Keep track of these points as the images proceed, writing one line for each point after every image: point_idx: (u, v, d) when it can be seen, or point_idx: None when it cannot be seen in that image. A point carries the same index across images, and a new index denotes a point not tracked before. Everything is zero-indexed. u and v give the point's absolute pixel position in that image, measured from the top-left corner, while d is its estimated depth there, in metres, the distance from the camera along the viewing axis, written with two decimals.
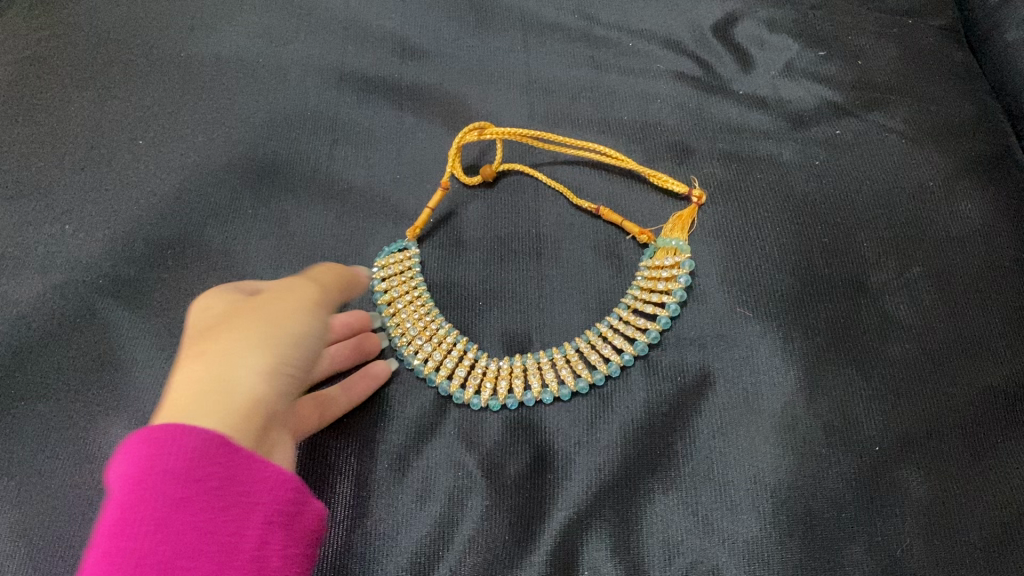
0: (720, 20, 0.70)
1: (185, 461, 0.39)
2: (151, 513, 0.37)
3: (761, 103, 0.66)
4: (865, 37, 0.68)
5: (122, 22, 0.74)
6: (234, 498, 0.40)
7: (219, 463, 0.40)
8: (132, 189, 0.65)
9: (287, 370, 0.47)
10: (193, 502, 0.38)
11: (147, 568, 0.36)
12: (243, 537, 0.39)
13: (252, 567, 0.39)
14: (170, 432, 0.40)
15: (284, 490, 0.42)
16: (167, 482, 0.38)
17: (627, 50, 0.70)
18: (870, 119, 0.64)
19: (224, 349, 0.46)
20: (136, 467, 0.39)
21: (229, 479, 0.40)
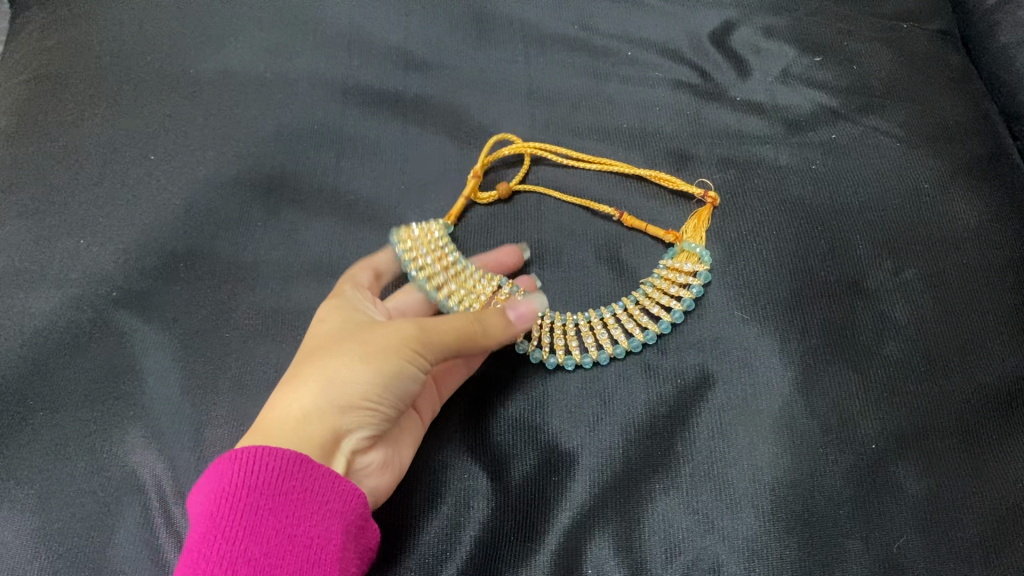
0: (717, 27, 0.71)
1: (277, 476, 0.43)
2: (243, 523, 0.42)
3: (758, 109, 0.67)
4: (861, 41, 0.69)
5: (136, 40, 0.76)
6: (313, 508, 0.44)
7: (305, 478, 0.44)
8: (144, 203, 0.67)
9: (366, 403, 0.48)
10: (279, 512, 0.43)
11: (241, 570, 0.41)
12: (326, 542, 0.44)
13: (331, 569, 0.43)
14: (261, 450, 0.43)
15: (358, 503, 0.46)
16: (256, 496, 0.42)
17: (626, 59, 0.71)
18: (867, 123, 0.65)
19: (309, 372, 0.48)
20: (226, 481, 0.43)
21: (311, 492, 0.44)
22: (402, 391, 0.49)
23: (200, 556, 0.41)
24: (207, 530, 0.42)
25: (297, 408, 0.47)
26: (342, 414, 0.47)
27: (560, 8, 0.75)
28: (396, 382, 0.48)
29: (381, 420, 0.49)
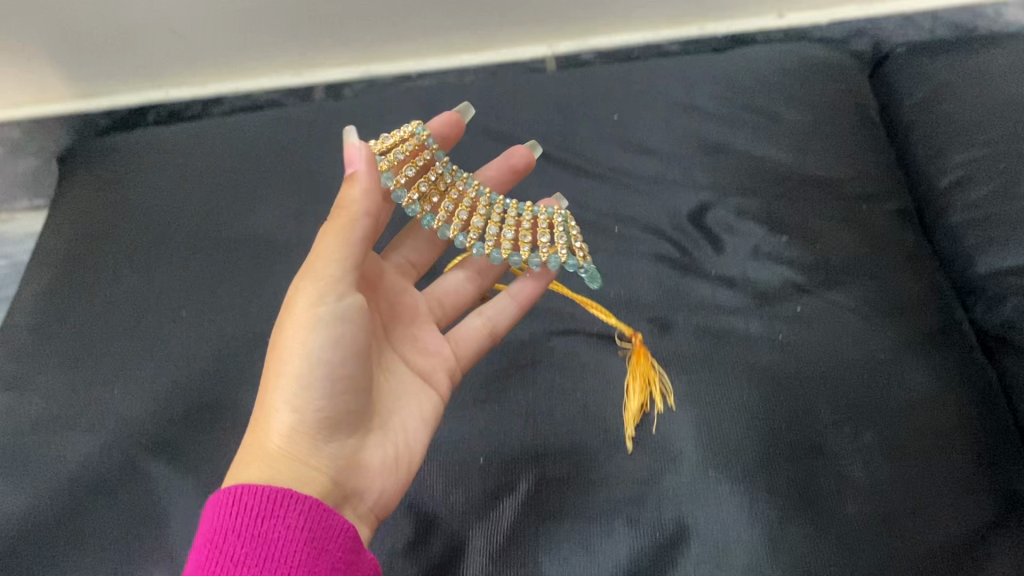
0: (695, 209, 0.79)
1: (254, 518, 0.48)
2: (223, 566, 0.47)
3: (730, 282, 0.73)
4: (823, 224, 0.77)
5: (183, 218, 0.87)
6: (293, 542, 0.48)
7: (282, 514, 0.48)
8: (175, 357, 0.74)
9: (311, 402, 0.52)
10: (256, 551, 0.47)
11: None
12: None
13: None
14: (238, 488, 0.49)
15: (342, 538, 0.49)
16: (233, 538, 0.47)
17: (614, 233, 0.79)
18: (828, 298, 0.71)
19: (264, 399, 0.54)
20: (210, 526, 0.48)
21: (294, 526, 0.48)
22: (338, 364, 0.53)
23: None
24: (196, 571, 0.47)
25: (259, 440, 0.53)
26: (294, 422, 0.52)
27: (555, 188, 0.83)
28: (319, 363, 0.52)
29: (340, 407, 0.53)
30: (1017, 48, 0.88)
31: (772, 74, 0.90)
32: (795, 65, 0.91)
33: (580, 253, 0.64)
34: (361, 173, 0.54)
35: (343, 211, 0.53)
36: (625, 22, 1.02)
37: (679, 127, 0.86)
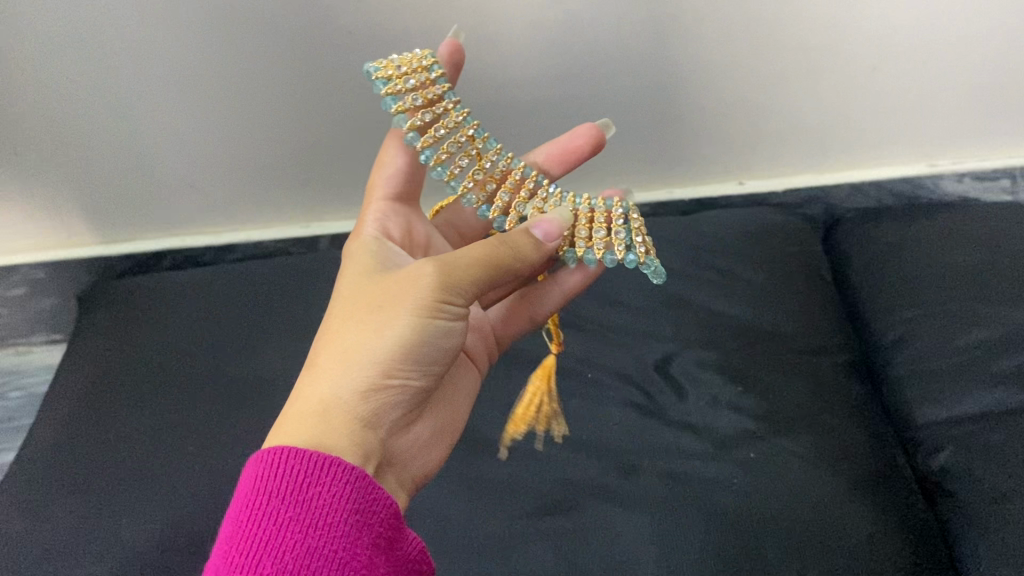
0: (661, 359, 0.87)
1: (299, 484, 0.46)
2: (261, 531, 0.44)
3: (691, 428, 0.80)
4: (776, 375, 0.85)
5: (193, 355, 0.94)
6: (341, 513, 0.45)
7: (329, 482, 0.46)
8: (178, 490, 0.80)
9: (395, 378, 0.53)
10: (297, 519, 0.45)
11: None
12: (353, 555, 0.44)
13: None
14: (286, 449, 0.47)
15: (386, 515, 0.47)
16: (274, 501, 0.45)
17: (588, 380, 0.86)
18: (780, 445, 0.78)
19: (334, 357, 0.53)
20: (251, 487, 0.46)
21: (340, 495, 0.46)
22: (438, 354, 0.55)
23: (225, 555, 0.44)
24: (232, 532, 0.45)
25: (327, 399, 0.51)
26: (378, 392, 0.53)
27: (535, 340, 0.92)
28: (427, 350, 0.54)
29: (418, 392, 0.55)
30: (952, 219, 0.98)
31: (732, 238, 1.01)
32: (752, 228, 1.02)
33: (641, 249, 0.62)
34: (546, 242, 0.58)
35: (506, 249, 0.56)
36: (602, 187, 1.13)
37: (649, 285, 0.96)
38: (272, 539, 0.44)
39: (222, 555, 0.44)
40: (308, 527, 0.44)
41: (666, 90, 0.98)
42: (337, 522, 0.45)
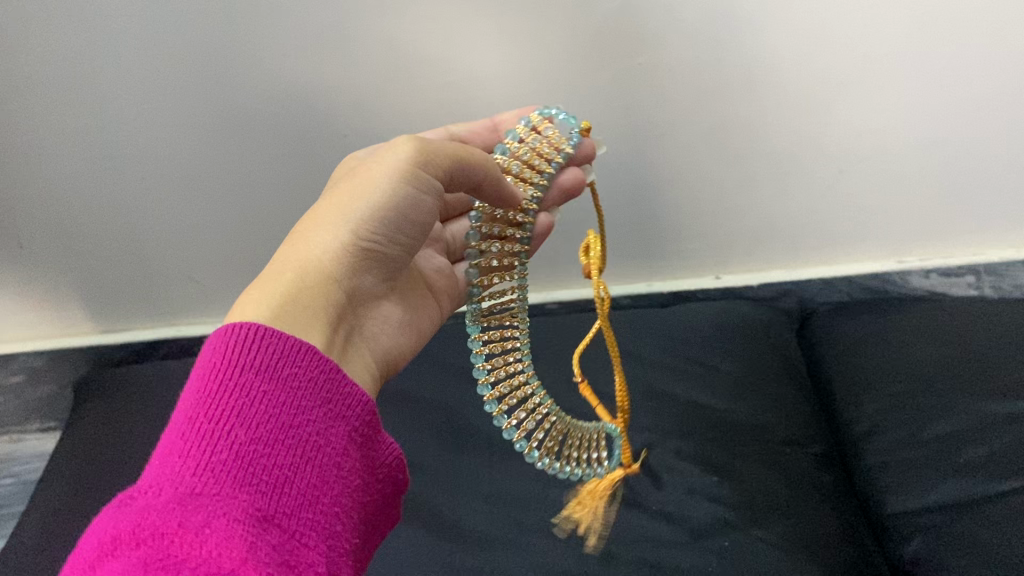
0: (639, 450, 0.90)
1: (274, 364, 0.48)
2: (233, 400, 0.46)
3: (668, 517, 0.82)
4: (751, 464, 0.87)
5: None
6: (314, 400, 0.49)
7: (304, 367, 0.49)
8: None
9: (363, 240, 0.59)
10: (273, 394, 0.47)
11: (227, 445, 0.44)
12: (322, 443, 0.48)
13: (325, 469, 0.47)
14: (254, 327, 0.49)
15: (357, 413, 0.51)
16: (247, 374, 0.47)
17: (569, 469, 0.89)
18: (754, 533, 0.80)
19: (315, 215, 0.59)
20: (219, 358, 0.47)
21: (310, 378, 0.49)
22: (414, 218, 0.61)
23: (189, 418, 0.45)
24: (196, 399, 0.46)
25: (305, 252, 0.57)
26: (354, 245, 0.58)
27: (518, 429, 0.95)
28: (399, 213, 0.59)
29: (388, 259, 0.62)
30: (918, 312, 1.03)
31: (709, 330, 1.04)
32: (729, 321, 1.06)
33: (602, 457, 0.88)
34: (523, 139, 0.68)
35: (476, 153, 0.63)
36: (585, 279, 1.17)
37: (629, 376, 1.00)
38: (242, 409, 0.46)
39: (185, 419, 0.45)
40: (283, 404, 0.47)
41: (643, 190, 1.04)
42: (308, 407, 0.48)
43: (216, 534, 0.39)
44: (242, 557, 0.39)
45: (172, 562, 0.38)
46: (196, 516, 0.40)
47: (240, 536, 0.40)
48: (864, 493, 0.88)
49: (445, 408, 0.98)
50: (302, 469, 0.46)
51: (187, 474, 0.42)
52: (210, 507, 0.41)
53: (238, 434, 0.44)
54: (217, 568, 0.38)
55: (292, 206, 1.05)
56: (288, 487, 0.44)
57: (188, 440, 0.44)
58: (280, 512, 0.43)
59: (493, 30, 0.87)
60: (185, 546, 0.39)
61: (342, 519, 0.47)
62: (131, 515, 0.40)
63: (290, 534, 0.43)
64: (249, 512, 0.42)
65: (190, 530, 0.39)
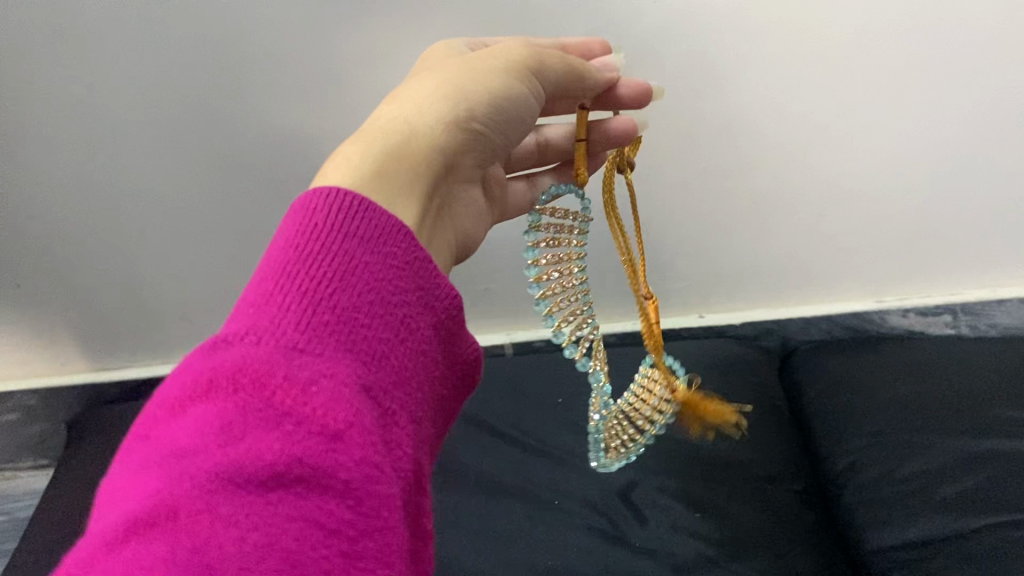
0: (623, 486, 0.91)
1: (375, 235, 0.44)
2: (338, 259, 0.42)
3: (651, 553, 0.84)
4: (732, 501, 0.89)
5: None
6: (411, 278, 0.45)
7: (403, 244, 0.45)
8: None
9: (474, 125, 0.58)
10: (375, 260, 0.43)
11: (331, 303, 0.40)
12: (415, 325, 0.44)
13: (414, 353, 0.44)
14: (357, 198, 0.45)
15: (445, 303, 0.48)
16: (348, 237, 0.43)
17: (554, 505, 0.90)
18: (735, 569, 0.82)
19: (422, 86, 0.58)
20: (320, 217, 0.43)
21: (408, 258, 0.45)
22: (514, 125, 0.62)
23: (288, 267, 0.41)
24: (294, 249, 0.42)
25: (412, 118, 0.55)
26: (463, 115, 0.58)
27: (505, 464, 0.96)
28: (509, 107, 0.60)
29: (486, 148, 0.61)
30: (897, 351, 1.05)
31: (693, 368, 1.07)
32: (712, 359, 1.08)
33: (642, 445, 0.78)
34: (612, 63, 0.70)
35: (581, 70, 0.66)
36: None
37: None
38: (348, 271, 0.42)
39: (282, 269, 0.41)
40: (384, 276, 0.43)
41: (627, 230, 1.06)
42: (407, 285, 0.45)
43: (320, 397, 0.37)
44: (345, 423, 0.37)
45: (274, 417, 0.36)
46: (303, 370, 0.37)
47: (345, 401, 0.37)
48: (845, 529, 0.89)
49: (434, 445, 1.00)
50: (398, 345, 0.43)
51: (291, 327, 0.39)
52: (315, 364, 0.38)
53: (342, 296, 0.41)
54: (320, 430, 0.36)
55: None
56: (383, 360, 0.41)
57: (288, 289, 0.40)
58: (378, 384, 0.41)
59: None
60: (287, 404, 0.36)
61: (425, 399, 0.45)
62: (232, 356, 0.37)
63: (384, 408, 0.40)
64: (351, 379, 0.39)
65: (298, 384, 0.37)
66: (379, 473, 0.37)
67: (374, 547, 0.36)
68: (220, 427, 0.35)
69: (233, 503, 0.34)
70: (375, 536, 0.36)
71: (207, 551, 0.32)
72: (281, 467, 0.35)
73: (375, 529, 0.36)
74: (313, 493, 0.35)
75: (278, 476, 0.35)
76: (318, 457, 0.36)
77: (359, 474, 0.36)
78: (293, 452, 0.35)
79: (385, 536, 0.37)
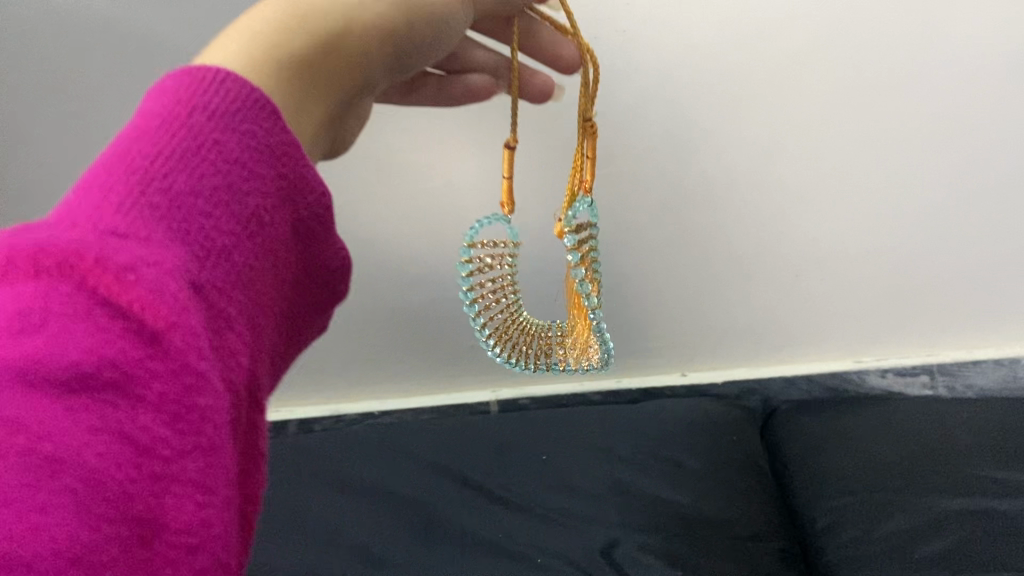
0: (606, 545, 0.92)
1: (230, 103, 0.36)
2: (177, 143, 0.34)
3: None
4: (715, 561, 0.90)
5: None
6: (262, 158, 0.36)
7: (269, 124, 0.37)
8: None
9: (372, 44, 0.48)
10: (225, 145, 0.35)
11: (162, 191, 0.32)
12: (244, 198, 0.35)
13: (228, 211, 0.34)
14: (217, 69, 0.37)
15: (315, 197, 0.40)
16: (198, 115, 0.35)
17: (537, 564, 0.90)
18: None
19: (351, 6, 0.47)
20: (169, 95, 0.35)
21: (268, 138, 0.37)
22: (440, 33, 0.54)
23: (119, 149, 0.33)
24: (134, 132, 0.34)
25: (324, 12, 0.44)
26: (340, 120, 0.50)
27: (489, 521, 0.97)
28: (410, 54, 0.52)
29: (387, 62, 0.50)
30: (876, 411, 1.07)
31: (676, 426, 1.08)
32: (695, 418, 1.09)
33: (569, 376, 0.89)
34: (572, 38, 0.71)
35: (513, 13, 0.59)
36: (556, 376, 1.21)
37: (598, 471, 1.02)
38: (190, 154, 0.34)
39: (117, 156, 0.33)
40: (248, 166, 0.35)
41: (610, 289, 1.09)
42: (268, 173, 0.36)
43: (139, 287, 0.29)
44: (168, 325, 0.29)
45: (82, 307, 0.28)
46: (118, 254, 0.29)
47: (170, 295, 0.29)
48: None
49: (418, 502, 1.00)
50: (246, 242, 0.35)
51: (111, 210, 0.31)
52: (135, 250, 0.29)
53: (183, 178, 0.33)
54: (137, 332, 0.29)
55: None
56: (249, 279, 0.34)
57: (113, 172, 0.32)
58: (234, 301, 0.33)
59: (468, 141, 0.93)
60: (101, 296, 0.29)
61: (261, 290, 0.36)
62: (30, 236, 0.29)
63: (222, 315, 0.32)
64: (179, 273, 0.30)
65: (108, 271, 0.28)
66: (203, 385, 0.29)
67: (194, 468, 0.29)
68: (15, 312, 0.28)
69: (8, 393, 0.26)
70: (191, 470, 0.28)
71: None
72: (88, 373, 0.27)
73: (195, 448, 0.29)
74: (125, 404, 0.27)
75: (81, 379, 0.27)
76: (133, 367, 0.28)
77: (176, 388, 0.28)
78: (105, 354, 0.27)
79: (207, 458, 0.29)
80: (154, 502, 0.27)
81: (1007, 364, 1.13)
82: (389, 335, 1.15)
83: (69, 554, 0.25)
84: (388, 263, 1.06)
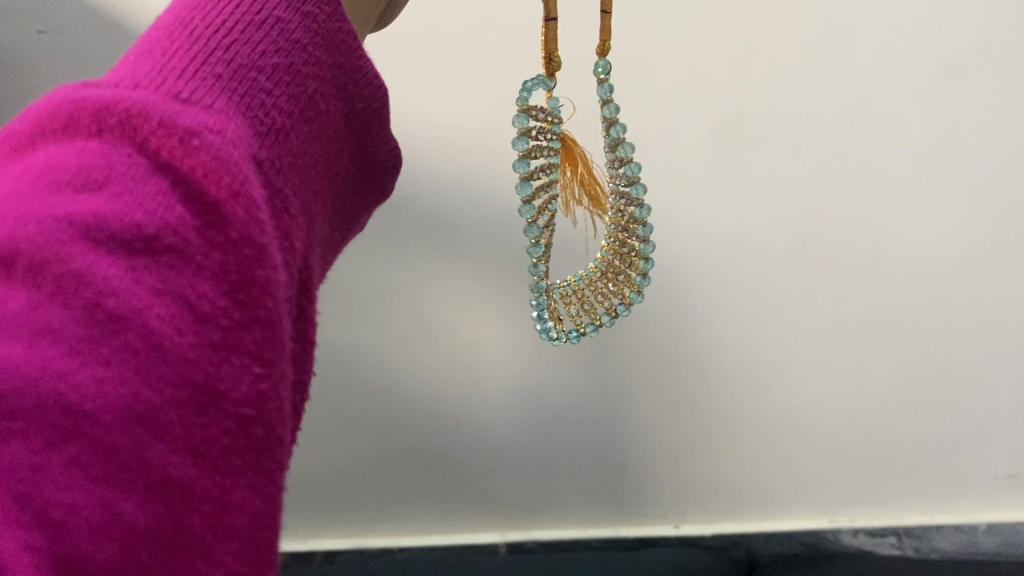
0: None
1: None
2: (238, 23, 0.46)
3: None
4: None
5: None
6: (309, 54, 0.49)
7: (319, 19, 0.51)
8: None
9: None
10: (278, 34, 0.48)
11: (223, 65, 0.44)
12: (300, 77, 0.48)
13: (287, 93, 0.47)
14: None
15: (362, 92, 0.55)
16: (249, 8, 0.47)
17: None
18: None
19: None
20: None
21: (308, 32, 0.50)
22: None
23: (187, 28, 0.45)
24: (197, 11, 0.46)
25: None
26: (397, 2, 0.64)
27: None
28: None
29: None
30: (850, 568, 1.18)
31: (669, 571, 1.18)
32: (686, 564, 1.19)
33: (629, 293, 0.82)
34: None
35: None
36: (561, 522, 1.31)
37: None
38: (247, 35, 0.46)
39: (181, 35, 0.45)
40: (295, 56, 0.48)
41: (613, 438, 1.22)
42: (322, 57, 0.51)
43: (202, 152, 0.39)
44: (229, 192, 0.38)
45: (150, 167, 0.38)
46: (186, 121, 0.39)
47: (230, 164, 0.39)
48: None
49: None
50: (299, 123, 0.47)
51: (177, 78, 0.42)
52: (196, 119, 0.40)
53: (240, 57, 0.45)
54: (200, 198, 0.38)
55: (317, 429, 1.23)
56: (295, 153, 0.47)
57: (181, 47, 0.44)
58: (281, 168, 0.45)
59: (494, 303, 1.10)
60: (167, 158, 0.39)
61: (313, 161, 0.50)
62: (116, 97, 0.39)
63: (278, 188, 0.44)
64: (240, 147, 0.41)
65: (176, 136, 0.38)
66: (261, 259, 0.39)
67: (253, 342, 0.39)
68: (82, 168, 0.37)
69: (88, 255, 0.35)
70: (254, 327, 0.39)
71: (47, 311, 0.34)
72: (153, 231, 0.37)
73: (255, 319, 0.39)
74: (188, 273, 0.37)
75: (148, 241, 0.36)
76: (190, 235, 0.38)
77: (235, 258, 0.39)
78: (169, 221, 0.37)
79: (264, 329, 0.39)
80: (212, 368, 0.37)
81: (967, 529, 1.25)
82: (409, 472, 1.27)
83: (133, 410, 0.34)
84: (417, 405, 1.20)
